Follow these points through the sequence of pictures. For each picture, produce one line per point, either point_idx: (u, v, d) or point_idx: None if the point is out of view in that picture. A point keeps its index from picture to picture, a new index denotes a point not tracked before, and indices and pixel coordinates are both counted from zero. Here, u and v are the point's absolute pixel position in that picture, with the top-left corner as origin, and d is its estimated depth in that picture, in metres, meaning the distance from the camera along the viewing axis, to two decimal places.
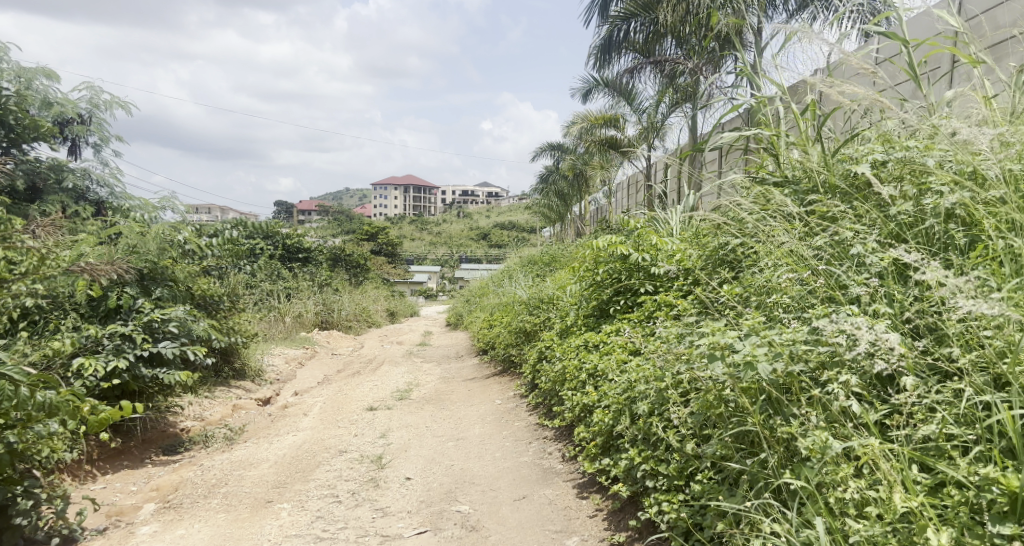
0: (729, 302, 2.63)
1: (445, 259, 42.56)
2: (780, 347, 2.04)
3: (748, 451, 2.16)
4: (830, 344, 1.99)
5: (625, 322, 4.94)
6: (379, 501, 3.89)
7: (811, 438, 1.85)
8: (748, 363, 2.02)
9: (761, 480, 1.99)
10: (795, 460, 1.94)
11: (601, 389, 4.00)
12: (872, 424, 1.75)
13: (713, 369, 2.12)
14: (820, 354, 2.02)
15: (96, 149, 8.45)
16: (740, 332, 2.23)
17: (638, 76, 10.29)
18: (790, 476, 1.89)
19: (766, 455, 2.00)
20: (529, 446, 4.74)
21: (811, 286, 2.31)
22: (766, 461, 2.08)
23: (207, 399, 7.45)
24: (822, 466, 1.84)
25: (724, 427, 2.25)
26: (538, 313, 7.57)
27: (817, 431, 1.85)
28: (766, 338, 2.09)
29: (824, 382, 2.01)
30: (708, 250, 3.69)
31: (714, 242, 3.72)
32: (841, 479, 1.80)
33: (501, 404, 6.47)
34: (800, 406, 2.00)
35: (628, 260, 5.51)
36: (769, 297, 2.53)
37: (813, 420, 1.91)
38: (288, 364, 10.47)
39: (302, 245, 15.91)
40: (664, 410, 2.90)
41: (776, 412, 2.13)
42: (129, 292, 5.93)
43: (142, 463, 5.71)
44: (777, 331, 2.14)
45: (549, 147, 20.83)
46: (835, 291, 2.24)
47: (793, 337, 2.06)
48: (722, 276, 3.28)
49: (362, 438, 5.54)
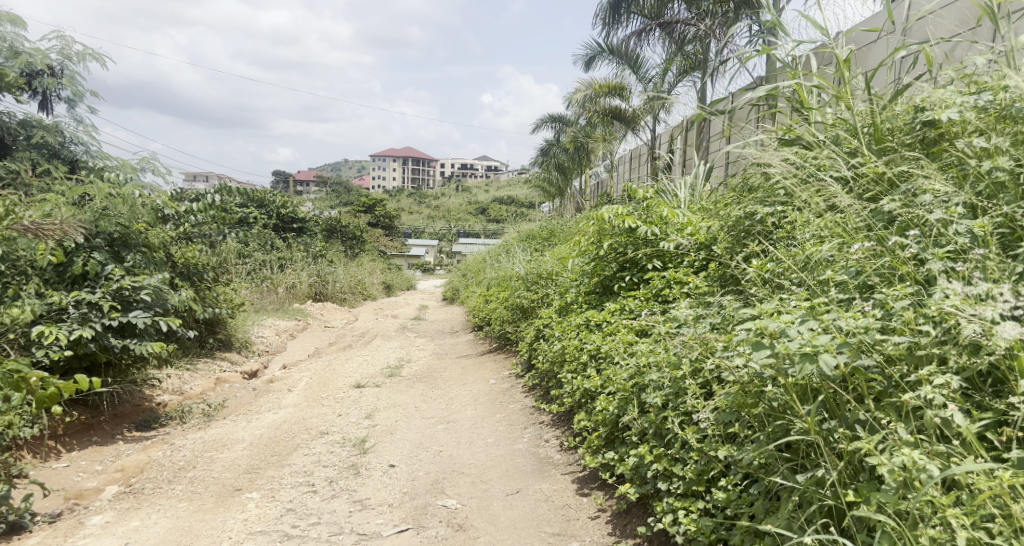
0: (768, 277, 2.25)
1: (444, 233, 42.12)
2: (848, 335, 1.66)
3: (795, 463, 1.82)
4: (915, 334, 1.62)
5: (631, 300, 4.57)
6: (358, 492, 3.53)
7: (898, 458, 1.50)
8: (806, 355, 1.64)
9: (819, 504, 1.64)
10: (869, 482, 1.59)
11: (605, 374, 3.64)
12: (989, 446, 1.40)
13: (758, 358, 1.72)
14: (898, 346, 1.68)
15: (71, 104, 8.01)
16: (789, 314, 1.85)
17: (646, 40, 9.75)
18: (862, 503, 1.55)
19: (827, 474, 1.65)
20: (524, 432, 4.39)
21: (876, 261, 1.93)
22: (821, 478, 1.73)
23: (187, 372, 7.09)
24: (910, 493, 1.50)
25: (764, 431, 1.89)
26: (536, 288, 7.18)
27: (906, 448, 1.50)
28: (826, 323, 1.71)
29: (904, 381, 1.65)
30: (731, 221, 3.29)
31: (737, 212, 3.31)
32: (937, 512, 1.46)
33: (495, 384, 6.12)
34: (873, 411, 1.65)
35: (635, 233, 5.11)
36: (816, 273, 2.14)
37: (894, 434, 1.57)
38: (278, 335, 10.11)
39: (297, 214, 15.45)
40: (681, 400, 2.54)
41: (832, 416, 1.78)
42: (97, 258, 5.49)
43: (113, 439, 5.37)
44: (838, 315, 1.76)
45: (550, 119, 20.22)
46: (909, 267, 1.87)
47: (863, 324, 1.69)
48: (749, 250, 2.89)
49: (346, 418, 5.19)
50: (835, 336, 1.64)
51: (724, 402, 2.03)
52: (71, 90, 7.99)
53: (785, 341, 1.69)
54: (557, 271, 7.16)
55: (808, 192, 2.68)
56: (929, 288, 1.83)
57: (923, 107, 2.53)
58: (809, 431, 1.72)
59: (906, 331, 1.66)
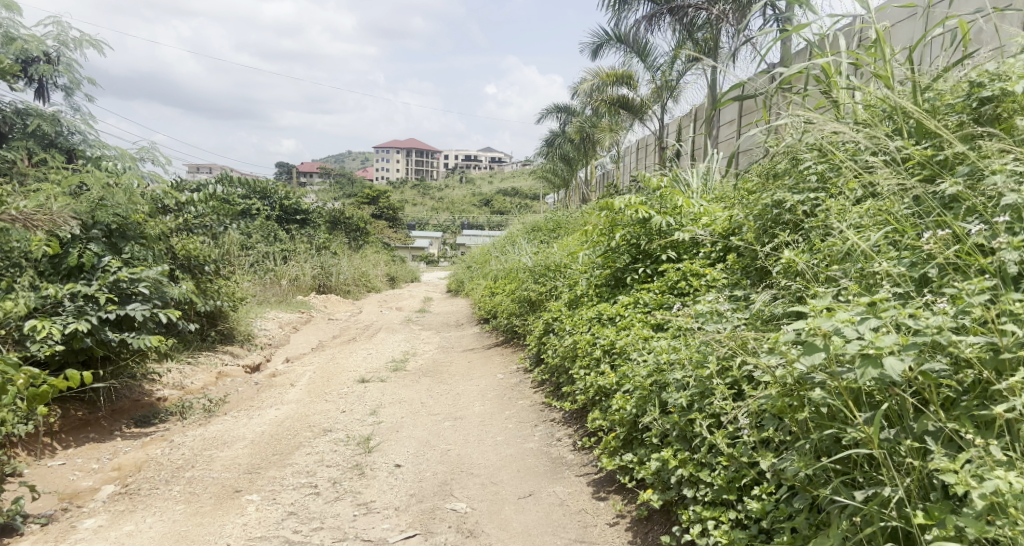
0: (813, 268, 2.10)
1: (448, 225, 41.93)
2: (921, 336, 1.52)
3: (854, 478, 1.68)
4: (997, 336, 1.49)
5: (645, 293, 4.39)
6: (363, 494, 3.38)
7: (992, 481, 1.36)
8: (869, 358, 1.48)
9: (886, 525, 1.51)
10: (951, 504, 1.47)
11: (621, 371, 3.47)
12: None
13: (810, 362, 1.55)
14: (975, 347, 1.54)
15: (69, 92, 7.87)
16: (845, 308, 1.70)
17: (656, 26, 9.52)
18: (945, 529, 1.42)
19: (898, 493, 1.52)
20: (534, 430, 4.23)
21: (940, 251, 1.78)
22: (887, 496, 1.60)
23: (188, 365, 6.96)
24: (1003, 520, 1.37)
25: (816, 441, 1.75)
26: (544, 281, 7.00)
27: (1002, 470, 1.37)
28: (892, 319, 1.56)
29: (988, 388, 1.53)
30: (756, 209, 3.09)
31: (762, 199, 3.11)
32: None
33: (503, 378, 5.97)
34: (954, 423, 1.52)
35: (649, 224, 4.92)
36: (866, 264, 1.99)
37: (984, 453, 1.45)
38: (282, 328, 9.98)
39: (300, 206, 15.31)
40: (708, 401, 2.37)
41: (899, 428, 1.65)
42: (94, 249, 5.34)
43: (111, 435, 5.24)
44: (905, 312, 1.62)
45: (555, 109, 19.95)
46: (980, 258, 1.72)
47: (937, 323, 1.54)
48: (777, 240, 2.70)
49: (350, 415, 5.04)
50: (901, 335, 1.47)
51: (767, 406, 1.87)
52: (68, 77, 7.86)
53: (841, 343, 1.52)
54: (566, 263, 6.97)
55: (842, 179, 2.50)
56: (1005, 282, 1.68)
57: (979, 86, 2.35)
58: (869, 442, 1.57)
59: (984, 331, 1.53)
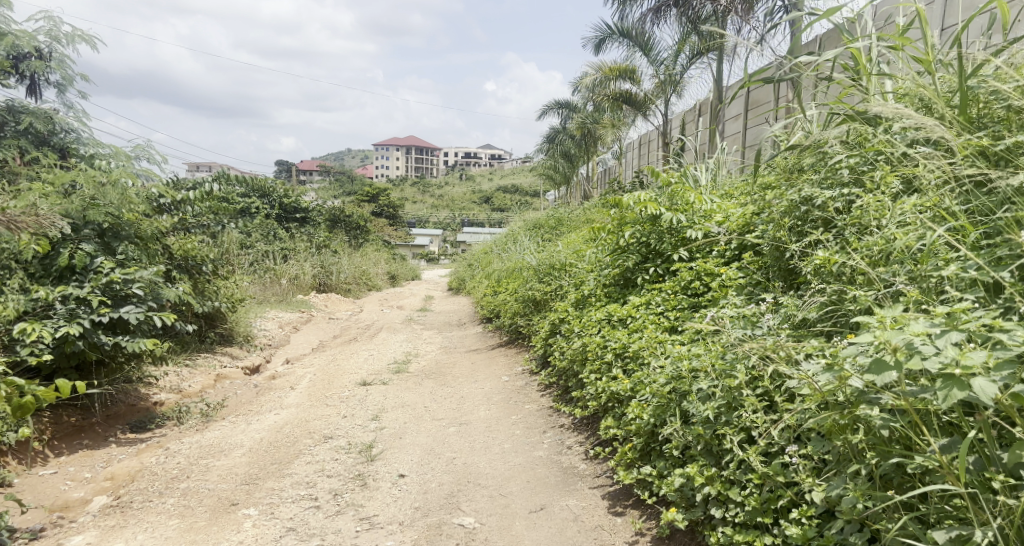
0: (868, 269, 2.02)
1: (448, 222, 41.70)
2: (1009, 352, 1.46)
3: (935, 515, 1.61)
4: None
5: (656, 294, 4.24)
6: (365, 508, 3.22)
7: None
8: (949, 377, 1.46)
9: None
10: None
11: (636, 377, 3.31)
12: None
13: (882, 380, 1.53)
14: None
15: (62, 89, 7.72)
16: (919, 317, 1.65)
17: (661, 20, 9.35)
18: None
19: (990, 532, 1.46)
20: (543, 437, 4.08)
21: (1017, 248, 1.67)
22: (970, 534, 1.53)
23: (186, 368, 6.81)
24: None
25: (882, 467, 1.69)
26: (549, 280, 6.82)
27: None
28: (972, 332, 1.52)
29: None
30: (780, 205, 2.91)
31: (786, 195, 2.94)
32: None
33: (508, 381, 5.80)
34: None
35: (659, 222, 4.75)
36: (925, 265, 1.88)
37: None
38: (282, 328, 9.83)
39: (300, 204, 15.15)
40: (735, 413, 2.21)
41: (993, 463, 1.59)
42: (86, 250, 5.18)
43: (106, 442, 5.08)
44: (986, 324, 1.56)
45: (556, 105, 19.72)
46: None
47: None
48: (805, 240, 2.53)
49: (352, 420, 4.88)
50: (988, 353, 1.45)
51: (822, 424, 1.80)
52: (61, 74, 7.73)
53: (917, 358, 1.51)
54: (571, 262, 6.79)
55: (879, 173, 2.34)
56: None
57: None
58: (951, 473, 1.51)
59: None
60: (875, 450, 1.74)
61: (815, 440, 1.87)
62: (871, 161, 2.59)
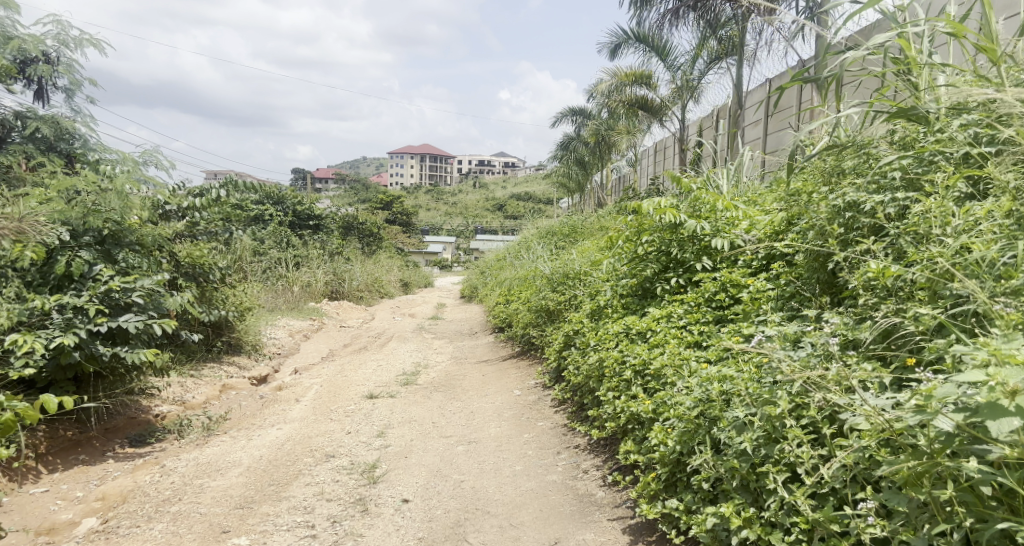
0: (939, 282, 1.81)
1: (462, 230, 41.54)
2: None
3: None
4: None
5: (678, 305, 3.99)
6: (365, 538, 3.00)
7: None
8: None
9: None
10: None
11: (659, 397, 3.05)
12: None
13: (997, 427, 1.35)
14: None
15: (70, 93, 7.63)
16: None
17: (677, 24, 9.00)
18: None
19: None
20: (557, 459, 3.84)
21: None
22: None
23: (191, 379, 6.64)
24: None
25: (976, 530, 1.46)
26: (563, 289, 6.57)
27: None
28: None
29: None
30: (820, 213, 2.65)
31: (826, 201, 2.68)
32: None
33: (520, 395, 5.55)
34: None
35: (680, 229, 4.48)
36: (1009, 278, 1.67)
37: None
38: (292, 336, 9.65)
39: (313, 212, 15.01)
40: (777, 446, 1.96)
41: None
42: (84, 257, 4.99)
43: (103, 456, 4.88)
44: None
45: (570, 111, 19.50)
46: None
47: None
48: (850, 251, 2.27)
49: (356, 437, 4.65)
50: None
51: (902, 473, 1.57)
52: (68, 78, 7.62)
53: None
54: (586, 270, 6.53)
55: (938, 176, 2.09)
56: None
57: None
58: None
59: None
60: (967, 508, 1.50)
61: (887, 490, 1.62)
62: (926, 162, 2.35)
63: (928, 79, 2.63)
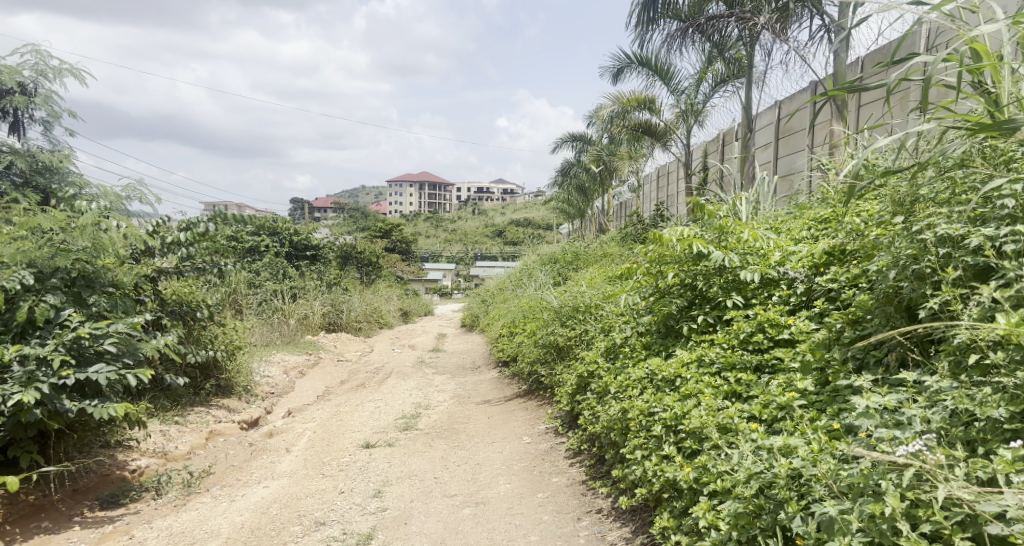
0: None
1: (461, 257, 41.16)
2: None
3: None
4: None
5: (710, 347, 3.52)
6: None
7: None
8: None
9: None
10: None
11: (701, 463, 2.59)
12: None
13: None
14: None
15: (46, 125, 7.27)
16: None
17: (681, 48, 8.63)
18: None
19: None
20: (578, 527, 3.38)
21: None
22: None
23: (175, 426, 6.14)
24: None
25: None
26: (573, 324, 6.12)
27: None
28: None
29: None
30: (909, 251, 2.25)
31: (921, 239, 2.21)
32: None
33: (530, 443, 5.07)
34: None
35: (705, 260, 4.04)
36: None
37: None
38: (287, 373, 9.14)
39: (310, 241, 14.56)
40: None
41: None
42: (50, 302, 4.54)
43: (68, 523, 4.37)
44: None
45: (570, 137, 19.18)
46: None
47: None
48: (965, 294, 2.03)
49: (350, 498, 4.18)
50: None
51: None
52: (46, 110, 7.27)
53: None
54: (598, 303, 6.08)
55: None
56: None
57: None
58: None
59: None
60: None
61: None
62: None
63: (1013, 90, 2.23)
